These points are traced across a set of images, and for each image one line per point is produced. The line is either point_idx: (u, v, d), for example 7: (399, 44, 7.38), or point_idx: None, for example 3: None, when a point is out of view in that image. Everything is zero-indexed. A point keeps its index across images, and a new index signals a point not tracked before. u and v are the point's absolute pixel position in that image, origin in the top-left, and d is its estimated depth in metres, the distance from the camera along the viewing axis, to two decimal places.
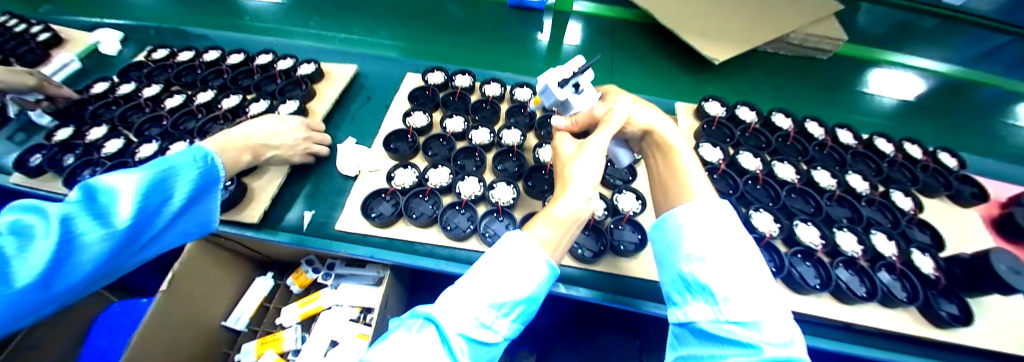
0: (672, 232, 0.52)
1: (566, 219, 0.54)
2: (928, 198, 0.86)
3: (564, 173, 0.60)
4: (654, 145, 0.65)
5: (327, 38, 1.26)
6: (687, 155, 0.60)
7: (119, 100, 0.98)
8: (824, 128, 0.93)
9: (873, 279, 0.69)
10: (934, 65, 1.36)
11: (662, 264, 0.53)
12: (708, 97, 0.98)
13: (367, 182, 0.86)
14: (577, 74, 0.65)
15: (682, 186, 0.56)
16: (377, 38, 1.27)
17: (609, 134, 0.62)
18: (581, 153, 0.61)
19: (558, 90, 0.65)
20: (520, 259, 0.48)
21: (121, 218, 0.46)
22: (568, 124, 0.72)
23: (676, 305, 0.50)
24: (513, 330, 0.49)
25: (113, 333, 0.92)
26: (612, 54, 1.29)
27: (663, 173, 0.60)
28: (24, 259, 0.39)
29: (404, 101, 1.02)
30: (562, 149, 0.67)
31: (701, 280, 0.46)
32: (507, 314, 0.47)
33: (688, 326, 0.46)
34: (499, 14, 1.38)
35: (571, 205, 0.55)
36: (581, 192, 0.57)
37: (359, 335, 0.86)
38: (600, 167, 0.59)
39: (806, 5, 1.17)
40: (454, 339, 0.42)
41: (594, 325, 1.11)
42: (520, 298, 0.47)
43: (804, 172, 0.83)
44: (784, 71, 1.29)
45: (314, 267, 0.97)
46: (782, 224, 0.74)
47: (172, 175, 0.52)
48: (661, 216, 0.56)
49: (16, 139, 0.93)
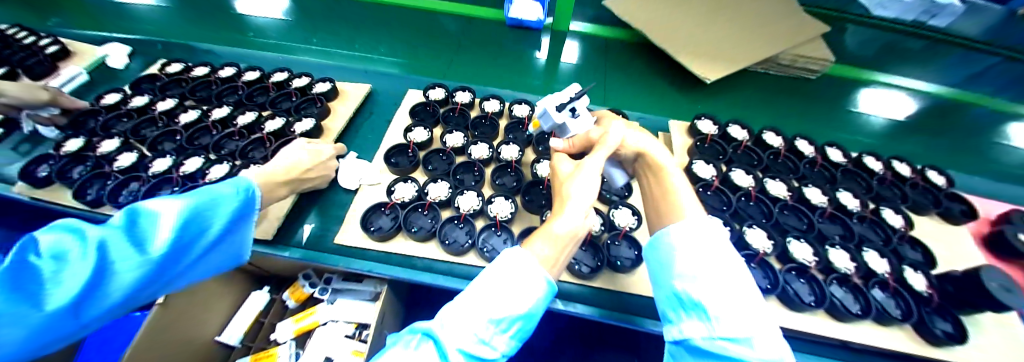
0: (665, 251, 0.53)
1: (563, 237, 0.55)
2: (918, 216, 0.88)
3: (562, 193, 0.60)
4: (647, 166, 0.66)
5: (329, 54, 1.28)
6: (678, 177, 0.61)
7: (131, 113, 1.00)
8: (813, 146, 0.95)
9: (866, 296, 0.70)
10: (923, 85, 1.39)
11: (658, 282, 0.54)
12: (701, 115, 1.00)
13: (366, 196, 0.87)
14: (573, 99, 0.68)
15: (672, 206, 0.57)
16: (376, 54, 1.30)
17: (603, 156, 0.65)
18: (578, 173, 0.62)
19: (556, 114, 0.68)
20: (519, 276, 0.49)
21: (156, 248, 0.48)
22: (566, 145, 0.74)
23: (671, 322, 0.51)
24: (509, 346, 0.50)
25: (106, 346, 0.90)
26: (609, 72, 1.32)
27: (655, 195, 0.61)
28: (56, 284, 0.41)
29: (405, 116, 1.04)
30: (559, 169, 0.69)
31: (694, 298, 0.47)
32: (505, 330, 0.48)
33: (684, 343, 0.48)
34: (499, 33, 1.42)
35: (569, 223, 0.55)
36: (579, 208, 0.57)
37: (353, 353, 0.85)
38: (595, 188, 0.60)
39: (790, 26, 1.23)
40: (454, 355, 0.43)
41: (592, 341, 1.11)
42: (518, 315, 0.48)
43: (795, 189, 0.85)
44: (774, 90, 1.33)
45: (310, 281, 0.96)
46: (776, 240, 0.75)
47: (218, 204, 0.55)
48: (655, 235, 0.56)
49: (20, 151, 0.93)
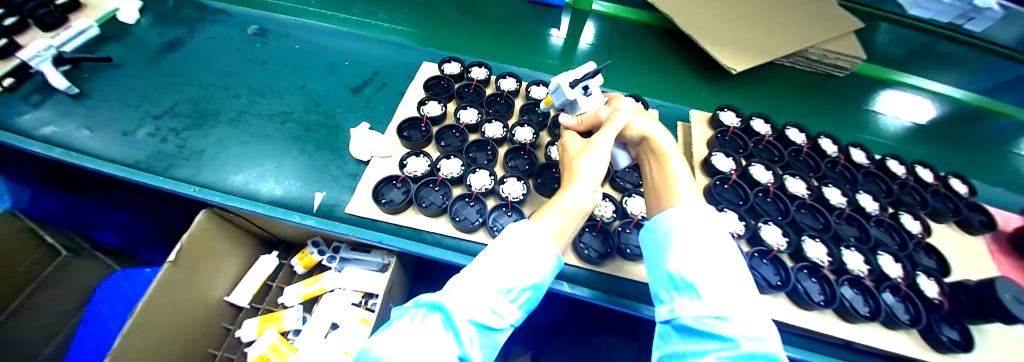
0: (662, 233, 0.54)
1: (572, 210, 0.57)
2: (935, 223, 0.86)
3: (572, 166, 0.63)
4: (649, 152, 0.67)
5: (327, 17, 1.22)
6: (678, 162, 0.63)
7: None
8: (837, 146, 0.93)
9: (876, 298, 0.69)
10: (946, 89, 1.37)
11: (652, 266, 0.55)
12: (723, 107, 0.97)
13: (377, 168, 0.86)
14: (587, 77, 0.69)
15: (670, 191, 0.59)
16: (374, 20, 1.25)
17: (614, 132, 0.65)
18: (591, 147, 0.64)
19: (569, 90, 0.69)
20: (530, 248, 0.50)
21: None
22: (574, 123, 0.74)
23: (663, 303, 0.51)
24: (518, 318, 0.51)
25: (114, 301, 0.97)
26: (629, 56, 1.29)
27: (656, 181, 0.62)
28: None
29: (420, 89, 1.02)
30: (569, 145, 0.69)
31: (686, 278, 0.47)
32: (514, 301, 0.49)
33: (673, 323, 0.47)
34: (518, 8, 1.37)
35: (578, 198, 0.58)
36: (587, 185, 0.59)
37: (359, 321, 0.87)
38: (605, 163, 0.62)
39: (824, 19, 1.16)
40: (465, 326, 0.43)
41: (594, 321, 1.13)
42: (527, 285, 0.49)
43: (814, 188, 0.83)
44: (793, 84, 1.28)
45: (319, 249, 0.98)
46: (790, 238, 0.75)
47: None
48: (652, 219, 0.58)
49: (31, 102, 0.92)
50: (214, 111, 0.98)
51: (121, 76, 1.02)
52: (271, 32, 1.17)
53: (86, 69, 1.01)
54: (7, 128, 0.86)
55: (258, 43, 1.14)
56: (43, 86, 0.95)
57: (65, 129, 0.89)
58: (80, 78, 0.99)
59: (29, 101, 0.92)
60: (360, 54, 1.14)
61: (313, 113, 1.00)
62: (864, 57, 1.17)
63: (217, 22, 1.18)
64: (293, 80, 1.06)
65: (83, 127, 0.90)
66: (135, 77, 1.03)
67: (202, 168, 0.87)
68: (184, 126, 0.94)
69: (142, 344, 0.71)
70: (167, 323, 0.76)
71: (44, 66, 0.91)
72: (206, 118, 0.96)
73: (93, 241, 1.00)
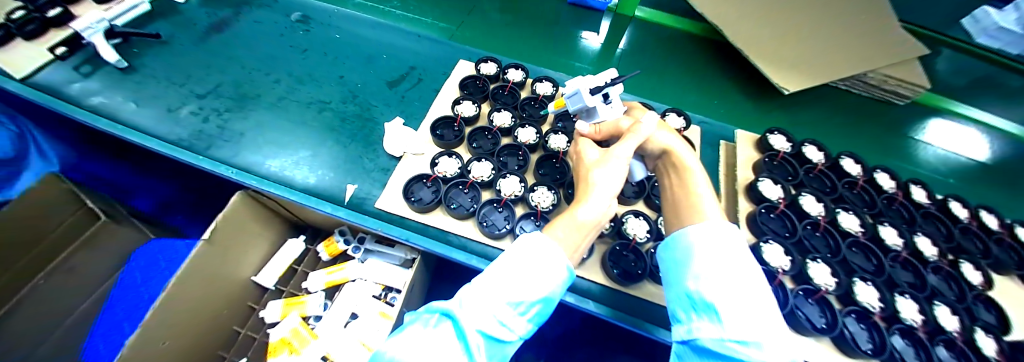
0: (681, 251, 0.53)
1: (587, 225, 0.55)
2: (996, 275, 0.79)
3: (587, 178, 0.59)
4: (670, 165, 0.63)
5: (343, 3, 1.22)
6: (701, 179, 0.59)
7: None
8: (895, 181, 0.87)
9: (930, 353, 0.64)
10: (1003, 124, 1.25)
11: (672, 283, 0.53)
12: (772, 129, 0.92)
13: (410, 164, 0.86)
14: (608, 84, 0.66)
15: (693, 210, 0.55)
16: (387, 6, 1.23)
17: (633, 145, 0.60)
18: (607, 159, 0.60)
19: (588, 97, 0.67)
20: (541, 259, 0.49)
21: None
22: (591, 131, 0.70)
23: (681, 322, 0.50)
24: (526, 330, 0.50)
25: (147, 269, 1.03)
26: (676, 74, 1.24)
27: (678, 199, 0.59)
28: None
29: (454, 88, 1.01)
30: (585, 154, 0.65)
31: (706, 298, 0.46)
32: (523, 313, 0.48)
33: (691, 343, 0.47)
34: (557, 9, 1.33)
35: (594, 211, 0.55)
36: (602, 199, 0.56)
37: (379, 314, 0.87)
38: (621, 177, 0.58)
39: (891, 44, 1.07)
40: (472, 336, 0.43)
41: (605, 341, 1.11)
42: (536, 300, 0.48)
43: (869, 226, 0.77)
44: (843, 110, 1.23)
45: (345, 238, 0.98)
46: (840, 279, 0.69)
47: None
48: (672, 235, 0.56)
49: (82, 71, 0.95)
50: (251, 95, 0.99)
51: (167, 53, 1.05)
52: (314, 19, 1.18)
53: (135, 44, 1.05)
54: (59, 96, 0.89)
55: (300, 30, 1.15)
56: (93, 57, 0.99)
57: (112, 101, 0.92)
58: (129, 53, 1.03)
59: (80, 71, 0.95)
60: (398, 47, 1.15)
61: (350, 104, 1.00)
62: (929, 87, 1.10)
63: (262, 6, 1.20)
64: (332, 70, 1.07)
65: (129, 100, 0.93)
66: (180, 54, 1.05)
67: (237, 152, 0.88)
68: (225, 107, 0.96)
69: (174, 323, 0.73)
70: (197, 303, 0.78)
71: (95, 38, 0.94)
72: (247, 100, 0.98)
73: (131, 208, 1.07)
